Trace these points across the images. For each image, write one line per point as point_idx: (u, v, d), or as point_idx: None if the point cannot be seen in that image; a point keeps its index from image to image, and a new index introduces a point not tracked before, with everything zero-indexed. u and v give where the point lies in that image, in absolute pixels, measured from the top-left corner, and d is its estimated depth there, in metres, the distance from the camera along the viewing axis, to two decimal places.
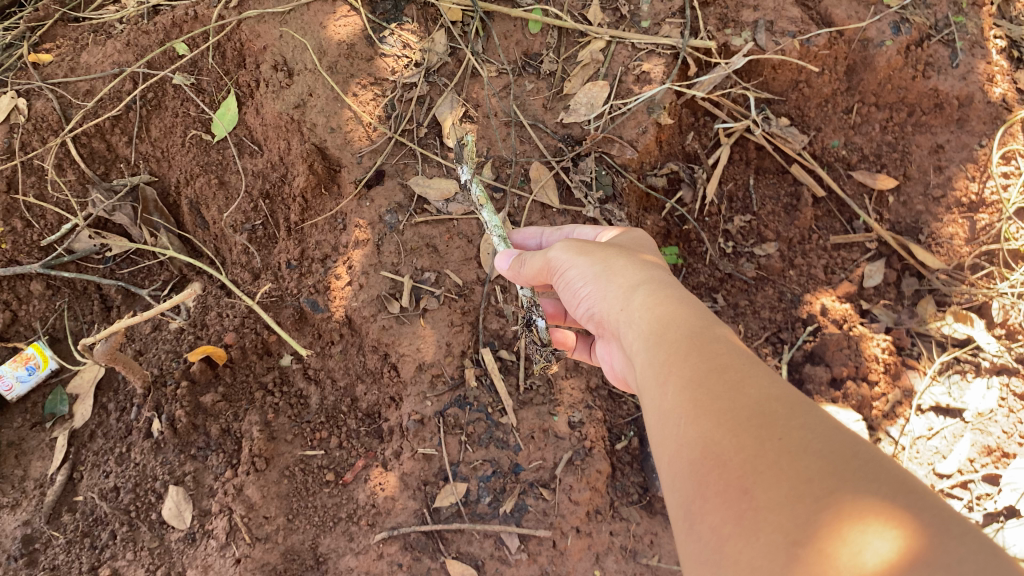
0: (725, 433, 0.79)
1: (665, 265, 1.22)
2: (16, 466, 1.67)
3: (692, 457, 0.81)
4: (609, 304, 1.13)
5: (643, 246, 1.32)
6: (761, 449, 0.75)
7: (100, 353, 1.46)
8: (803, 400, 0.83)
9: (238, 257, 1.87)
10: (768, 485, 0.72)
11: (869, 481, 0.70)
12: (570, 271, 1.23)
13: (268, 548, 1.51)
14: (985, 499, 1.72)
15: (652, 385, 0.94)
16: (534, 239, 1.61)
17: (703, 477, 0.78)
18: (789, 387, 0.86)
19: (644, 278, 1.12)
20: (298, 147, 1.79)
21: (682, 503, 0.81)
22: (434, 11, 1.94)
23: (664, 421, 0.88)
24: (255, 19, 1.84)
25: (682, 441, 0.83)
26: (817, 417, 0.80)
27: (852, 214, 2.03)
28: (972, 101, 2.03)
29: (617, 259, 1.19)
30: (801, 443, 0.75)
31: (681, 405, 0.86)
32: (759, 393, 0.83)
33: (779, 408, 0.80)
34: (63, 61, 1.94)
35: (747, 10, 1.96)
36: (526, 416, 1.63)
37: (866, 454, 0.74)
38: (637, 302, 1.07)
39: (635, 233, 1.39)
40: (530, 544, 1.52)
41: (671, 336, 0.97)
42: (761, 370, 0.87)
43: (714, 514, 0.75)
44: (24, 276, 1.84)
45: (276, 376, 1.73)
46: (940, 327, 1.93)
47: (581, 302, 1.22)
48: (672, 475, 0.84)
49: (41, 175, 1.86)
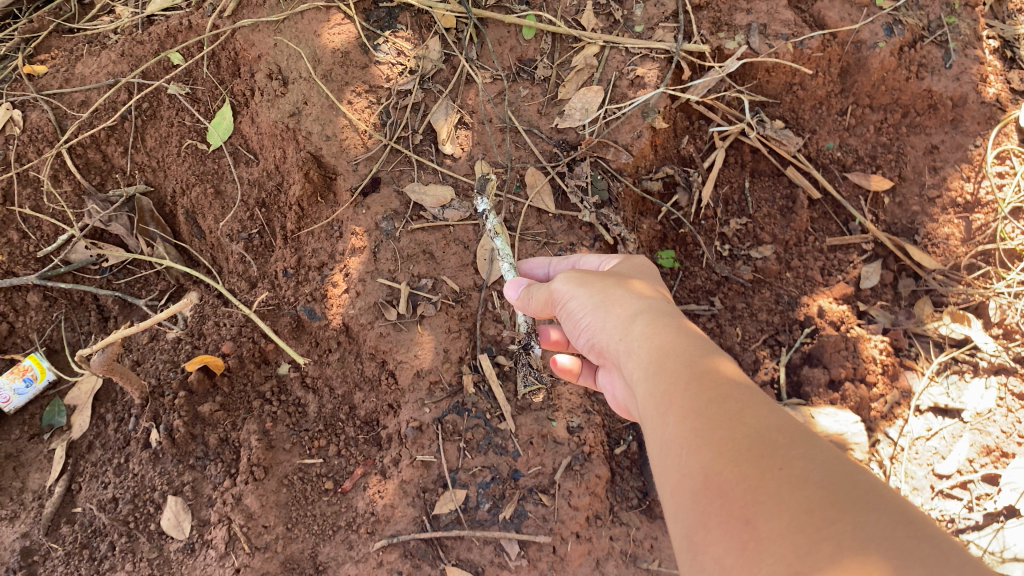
0: (726, 464, 0.79)
1: (663, 295, 1.23)
2: (15, 478, 1.67)
3: (694, 488, 0.80)
4: (610, 334, 1.13)
5: (643, 273, 1.33)
6: (762, 480, 0.76)
7: (97, 364, 1.45)
8: (802, 432, 0.84)
9: (234, 266, 1.87)
10: (771, 517, 0.72)
11: (867, 513, 0.71)
12: (570, 301, 1.24)
13: (267, 557, 1.50)
14: (985, 499, 1.72)
15: (652, 414, 0.94)
16: (543, 268, 1.61)
17: (705, 508, 0.78)
18: (788, 418, 0.87)
19: (643, 306, 1.13)
20: (294, 155, 1.80)
21: (684, 535, 0.80)
22: (428, 18, 1.94)
23: (665, 452, 0.88)
24: (250, 28, 1.85)
25: (683, 472, 0.83)
26: (815, 448, 0.80)
27: (847, 215, 2.04)
28: (965, 102, 2.03)
29: (616, 288, 1.19)
30: (803, 476, 0.75)
31: (682, 435, 0.86)
32: (759, 424, 0.83)
33: (779, 439, 0.81)
34: (58, 72, 1.94)
35: (740, 14, 1.97)
36: (524, 422, 1.63)
37: (864, 487, 0.75)
38: (637, 330, 1.07)
39: (635, 259, 1.41)
40: (529, 551, 1.52)
41: (671, 365, 0.97)
42: (761, 402, 0.88)
43: (715, 545, 0.74)
44: (20, 288, 1.84)
45: (274, 385, 1.73)
46: (937, 327, 1.93)
47: (582, 331, 1.23)
48: (674, 506, 0.83)
49: (36, 187, 1.86)
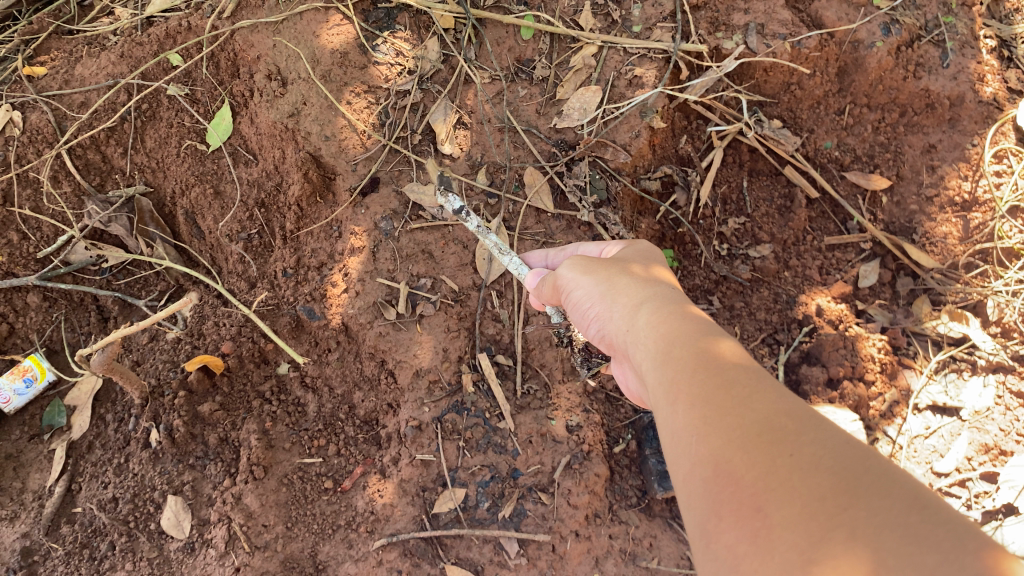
0: (736, 451, 0.79)
1: (670, 280, 1.23)
2: (15, 479, 1.67)
3: (705, 476, 0.81)
4: (617, 324, 1.14)
5: (649, 259, 1.33)
6: (772, 466, 0.75)
7: (97, 364, 1.45)
8: (814, 416, 0.83)
9: (234, 266, 1.88)
10: (782, 504, 0.72)
11: (881, 497, 0.69)
12: (576, 291, 1.25)
13: (267, 556, 1.50)
14: (982, 497, 1.73)
15: (662, 403, 0.95)
16: (541, 261, 1.62)
17: (717, 496, 0.78)
18: (799, 402, 0.86)
19: (648, 294, 1.13)
20: (293, 155, 1.80)
21: (697, 524, 0.80)
22: (427, 19, 1.95)
23: (676, 440, 0.88)
24: (249, 29, 1.85)
25: (694, 460, 0.83)
26: (827, 432, 0.79)
27: (846, 214, 2.04)
28: (963, 101, 2.04)
29: (621, 276, 1.20)
30: (813, 460, 0.74)
31: (692, 424, 0.86)
32: (769, 409, 0.83)
33: (789, 424, 0.80)
34: (58, 74, 1.95)
35: (739, 14, 1.97)
36: (524, 420, 1.63)
37: (878, 471, 0.74)
38: (643, 319, 1.08)
39: (641, 244, 1.40)
40: (529, 549, 1.52)
41: (679, 353, 0.97)
42: (770, 386, 0.88)
43: (728, 533, 0.75)
44: (20, 289, 1.85)
45: (273, 385, 1.74)
46: (935, 326, 1.94)
47: (591, 322, 1.24)
48: (687, 495, 0.83)
49: (36, 188, 1.86)
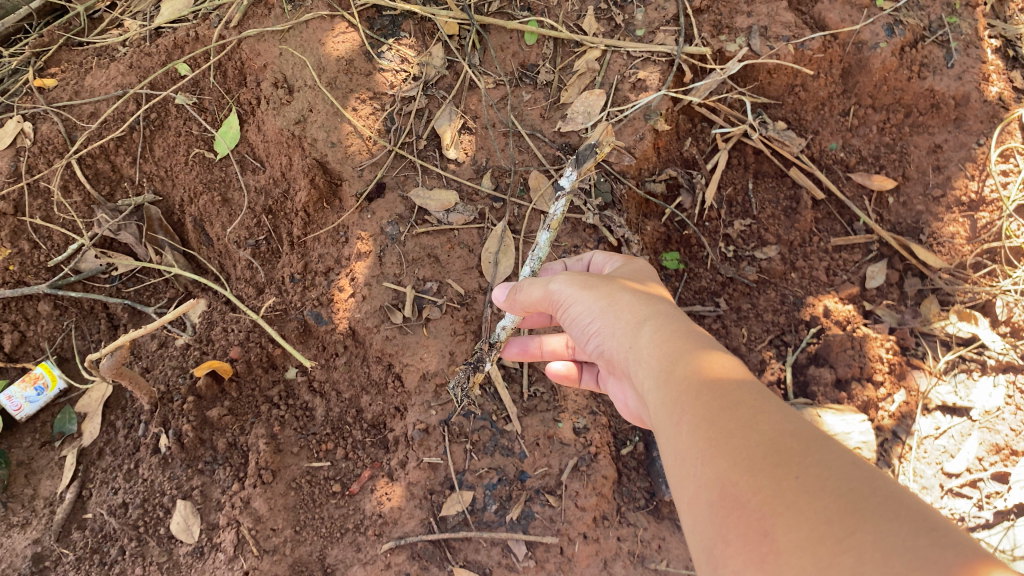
0: (740, 473, 0.79)
1: (669, 297, 1.23)
2: (26, 485, 1.69)
3: (710, 499, 0.80)
4: (617, 341, 1.13)
5: (644, 276, 1.33)
6: (778, 490, 0.75)
7: (106, 368, 1.42)
8: (817, 435, 0.83)
9: (242, 272, 1.90)
10: (789, 527, 0.71)
11: (887, 519, 0.68)
12: (574, 308, 1.24)
13: (276, 560, 1.50)
14: (995, 497, 1.71)
15: (666, 424, 0.94)
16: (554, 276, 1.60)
17: (724, 519, 0.78)
18: (803, 422, 0.86)
19: (648, 312, 1.13)
20: (299, 162, 1.82)
21: (704, 548, 0.80)
22: (431, 26, 1.96)
23: (680, 462, 0.88)
24: (255, 38, 1.88)
25: (699, 482, 0.83)
26: (832, 454, 0.79)
27: (852, 215, 2.03)
28: (969, 101, 2.03)
29: (621, 292, 1.19)
30: (817, 483, 0.74)
31: (696, 445, 0.86)
32: (773, 429, 0.82)
33: (793, 444, 0.80)
34: (68, 85, 1.98)
35: (741, 17, 1.98)
36: (530, 423, 1.64)
37: (884, 492, 0.73)
38: (645, 337, 1.07)
39: (636, 261, 1.41)
40: (537, 552, 1.51)
41: (680, 372, 0.97)
42: (773, 408, 0.87)
43: (736, 558, 0.74)
44: (32, 297, 1.88)
45: (281, 390, 1.75)
46: (943, 327, 1.92)
47: (590, 338, 1.23)
48: (692, 518, 0.83)
49: (47, 198, 1.89)
